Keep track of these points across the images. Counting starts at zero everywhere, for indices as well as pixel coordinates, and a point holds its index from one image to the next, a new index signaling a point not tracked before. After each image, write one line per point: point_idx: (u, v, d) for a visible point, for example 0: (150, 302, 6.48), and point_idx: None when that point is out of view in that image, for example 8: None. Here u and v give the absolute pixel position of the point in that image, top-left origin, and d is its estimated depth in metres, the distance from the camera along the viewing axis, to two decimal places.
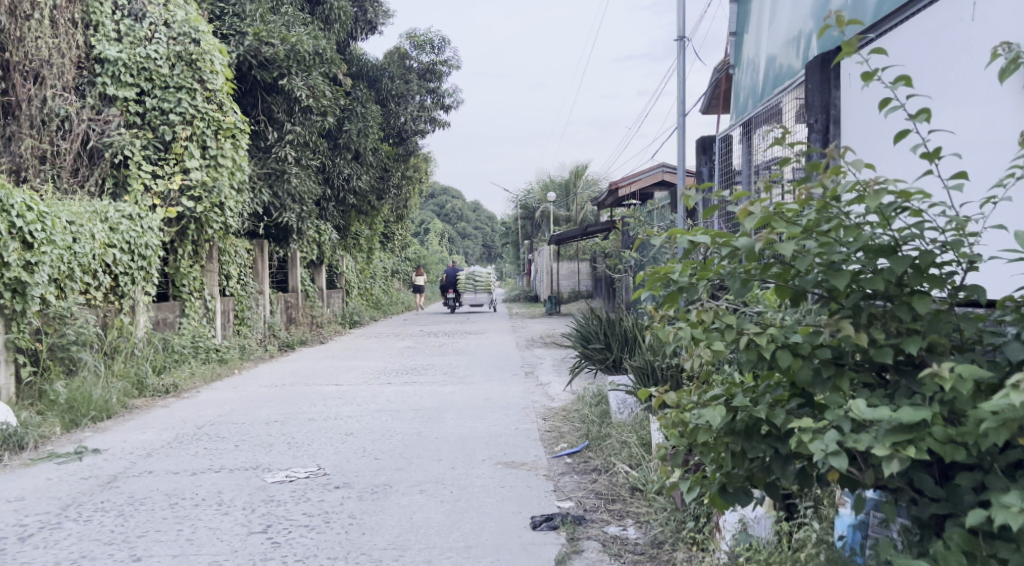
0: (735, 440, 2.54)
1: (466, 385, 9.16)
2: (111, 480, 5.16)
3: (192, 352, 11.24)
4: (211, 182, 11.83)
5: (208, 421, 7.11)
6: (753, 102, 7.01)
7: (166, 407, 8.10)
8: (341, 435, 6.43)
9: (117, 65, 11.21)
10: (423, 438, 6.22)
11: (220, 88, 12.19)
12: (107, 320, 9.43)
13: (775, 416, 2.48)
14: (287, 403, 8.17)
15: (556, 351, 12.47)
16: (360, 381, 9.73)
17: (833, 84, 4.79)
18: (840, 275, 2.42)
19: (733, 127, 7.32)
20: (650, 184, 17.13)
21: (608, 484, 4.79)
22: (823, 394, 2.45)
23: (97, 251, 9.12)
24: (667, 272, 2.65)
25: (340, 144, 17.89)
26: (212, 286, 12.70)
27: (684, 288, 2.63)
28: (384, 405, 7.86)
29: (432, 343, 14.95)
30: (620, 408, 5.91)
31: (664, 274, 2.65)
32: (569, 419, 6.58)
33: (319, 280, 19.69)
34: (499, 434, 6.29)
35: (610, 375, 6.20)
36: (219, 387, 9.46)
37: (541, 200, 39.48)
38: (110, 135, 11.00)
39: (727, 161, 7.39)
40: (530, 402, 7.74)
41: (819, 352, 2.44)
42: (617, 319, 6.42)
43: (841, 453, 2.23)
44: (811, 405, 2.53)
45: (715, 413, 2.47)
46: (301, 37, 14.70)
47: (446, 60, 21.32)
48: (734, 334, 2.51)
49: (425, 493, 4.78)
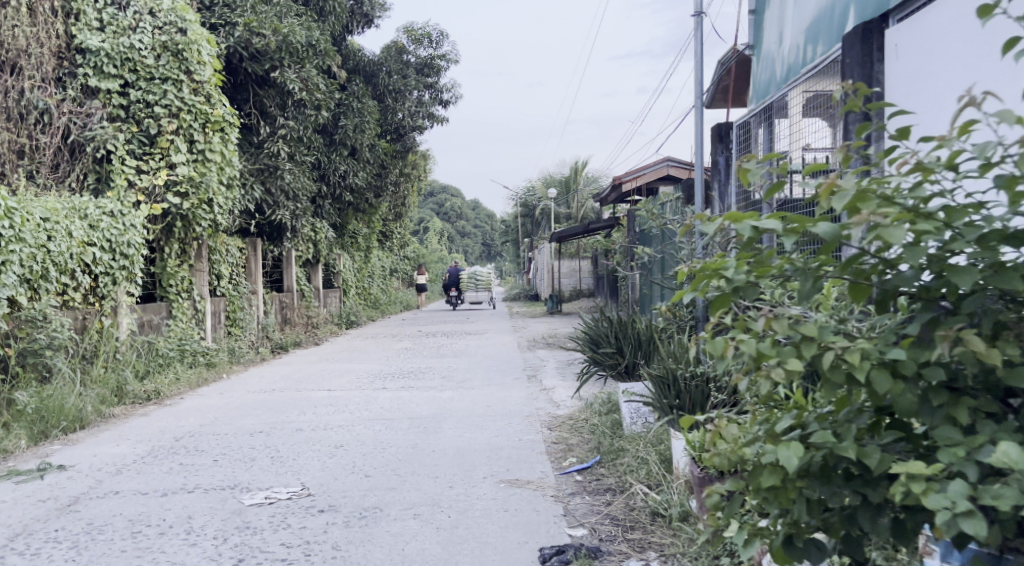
0: (810, 485, 2.10)
1: (466, 390, 8.64)
2: (71, 503, 4.64)
3: (178, 356, 10.72)
4: (199, 178, 11.28)
5: (188, 432, 6.59)
6: (775, 87, 6.48)
7: (146, 415, 7.57)
8: (330, 448, 5.91)
9: (99, 55, 10.66)
10: (418, 452, 5.70)
11: (208, 79, 11.63)
12: (86, 323, 8.93)
13: (868, 456, 2.05)
14: (276, 411, 7.65)
15: (560, 352, 11.97)
16: (354, 386, 9.20)
17: (876, 58, 4.30)
18: (962, 275, 1.96)
19: (753, 113, 6.78)
20: (654, 179, 16.62)
21: (625, 507, 4.27)
22: (930, 425, 2.03)
23: (75, 250, 8.61)
24: (719, 267, 2.16)
25: (336, 139, 17.38)
26: (201, 287, 12.17)
27: (740, 288, 2.13)
28: (378, 413, 7.34)
29: (431, 344, 14.44)
30: (632, 419, 5.40)
31: (716, 269, 2.16)
32: (577, 429, 6.07)
33: (315, 279, 19.17)
34: (501, 447, 5.77)
35: (622, 382, 5.68)
36: (205, 393, 8.94)
37: (542, 197, 38.91)
38: (92, 129, 10.47)
39: (746, 151, 6.87)
40: (534, 409, 7.22)
41: (930, 374, 2.01)
42: (631, 321, 5.89)
43: (976, 514, 1.85)
44: (911, 439, 2.10)
45: (790, 453, 2.03)
46: (293, 28, 14.15)
47: (444, 54, 20.81)
48: (814, 347, 2.05)
49: (420, 518, 4.26)
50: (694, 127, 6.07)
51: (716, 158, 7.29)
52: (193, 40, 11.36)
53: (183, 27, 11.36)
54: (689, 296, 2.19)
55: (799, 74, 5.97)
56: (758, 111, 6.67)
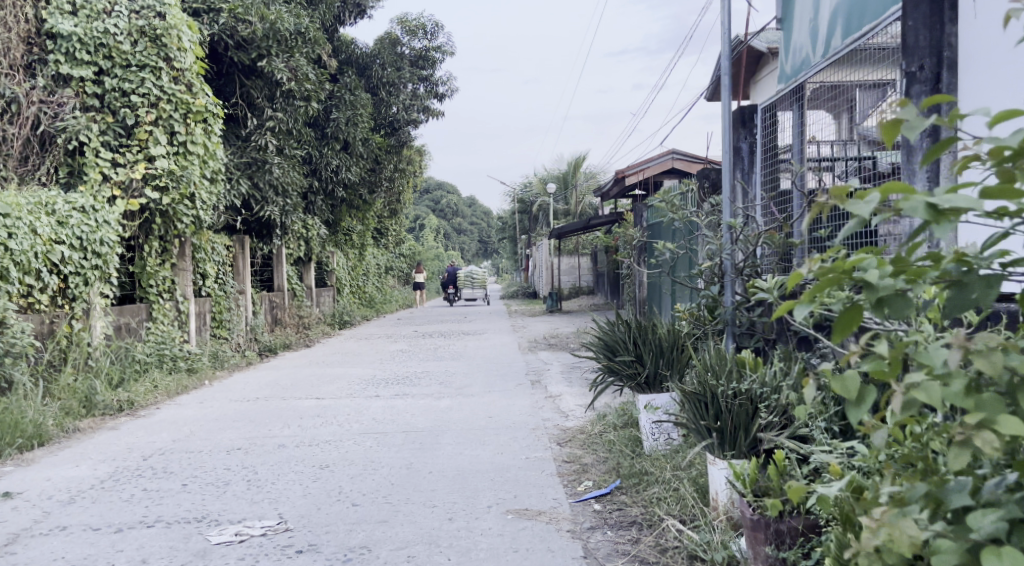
0: None
1: (466, 398, 8.00)
2: (7, 543, 3.99)
3: (156, 361, 10.05)
4: (179, 171, 10.60)
5: (158, 449, 5.94)
6: (810, 58, 5.65)
7: (115, 429, 6.92)
8: (315, 469, 5.26)
9: (71, 41, 9.98)
10: (414, 473, 5.06)
11: (189, 66, 10.95)
12: (53, 327, 8.33)
13: None
14: (258, 423, 7.00)
15: (564, 355, 11.33)
16: (344, 393, 8.54)
17: (947, 18, 3.64)
18: None
19: (782, 92, 6.03)
20: (658, 173, 16.02)
21: (655, 547, 3.63)
22: None
23: (39, 249, 8.01)
24: (855, 267, 1.94)
25: (328, 133, 16.75)
26: (185, 287, 11.49)
27: (890, 298, 1.91)
28: (370, 426, 6.70)
29: (427, 345, 13.81)
30: (654, 436, 4.80)
31: (849, 269, 1.94)
32: (591, 446, 5.44)
33: (308, 278, 18.51)
34: (508, 467, 5.13)
35: (643, 395, 5.05)
36: (184, 402, 8.28)
37: (540, 194, 38.21)
38: (63, 119, 9.84)
39: (771, 138, 6.22)
40: (542, 421, 6.58)
41: None
42: (650, 327, 5.25)
43: None
44: None
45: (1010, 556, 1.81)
46: (282, 15, 13.51)
47: (440, 46, 20.08)
48: None
49: (415, 562, 3.61)
50: (721, 105, 5.36)
51: (735, 146, 6.61)
52: (173, 25, 10.69)
53: (161, 11, 10.67)
54: (805, 313, 1.91)
55: (842, 43, 5.18)
56: (788, 90, 5.93)
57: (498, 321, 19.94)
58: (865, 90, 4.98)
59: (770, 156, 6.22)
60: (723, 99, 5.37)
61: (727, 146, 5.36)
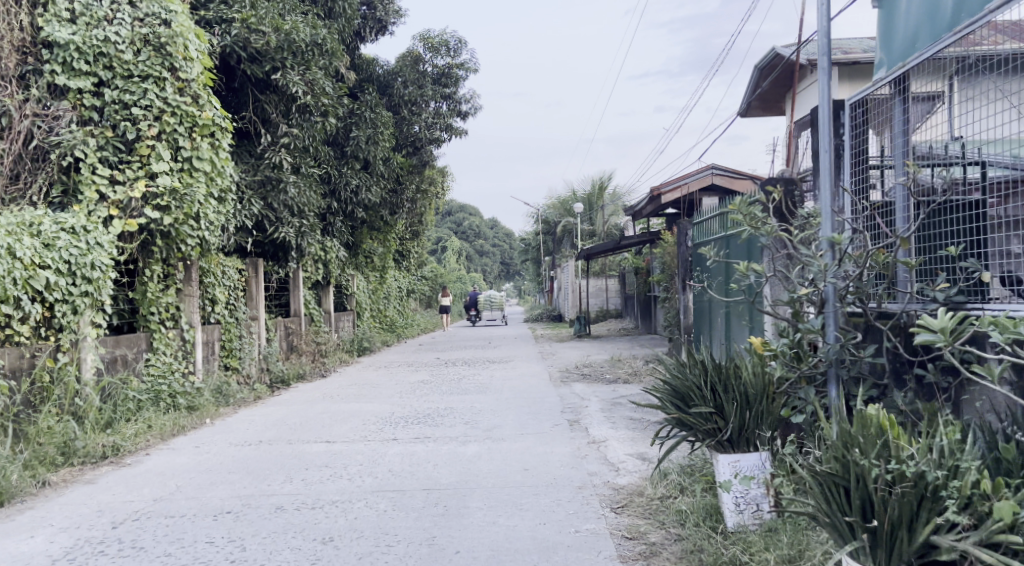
0: None
1: (496, 442, 7.01)
2: None
3: (153, 399, 9.13)
4: (183, 189, 9.69)
5: (133, 514, 5.00)
6: (927, 34, 4.51)
7: (92, 482, 6.00)
8: (316, 544, 4.30)
9: (68, 50, 9.13)
10: (437, 553, 4.09)
11: (196, 77, 10.05)
12: (33, 362, 7.46)
13: None
14: (256, 476, 6.03)
15: (602, 389, 10.25)
16: (358, 436, 7.57)
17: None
18: None
19: (882, 81, 4.93)
20: (696, 189, 15.05)
21: None
22: None
23: (18, 274, 7.13)
24: None
25: (347, 152, 15.91)
26: (191, 313, 10.57)
27: None
28: (386, 481, 5.72)
29: (451, 375, 12.77)
30: (737, 507, 4.01)
31: None
32: (656, 517, 4.44)
33: (327, 302, 17.61)
34: (555, 545, 4.15)
35: (727, 456, 4.12)
36: (178, 447, 7.36)
37: (564, 215, 37.20)
38: (59, 134, 9.02)
39: (863, 140, 5.20)
40: (586, 476, 5.58)
41: None
42: (732, 369, 4.29)
43: None
44: None
45: None
46: (297, 25, 12.71)
47: (463, 63, 19.20)
48: None
49: None
50: (819, 94, 4.39)
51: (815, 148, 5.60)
52: (178, 33, 9.81)
53: (167, 19, 9.80)
54: None
55: (980, 11, 4.04)
56: (888, 79, 4.86)
57: (524, 347, 18.83)
58: (918, 101, 4.65)
59: (863, 161, 5.21)
60: (822, 87, 4.40)
61: (827, 147, 4.39)
